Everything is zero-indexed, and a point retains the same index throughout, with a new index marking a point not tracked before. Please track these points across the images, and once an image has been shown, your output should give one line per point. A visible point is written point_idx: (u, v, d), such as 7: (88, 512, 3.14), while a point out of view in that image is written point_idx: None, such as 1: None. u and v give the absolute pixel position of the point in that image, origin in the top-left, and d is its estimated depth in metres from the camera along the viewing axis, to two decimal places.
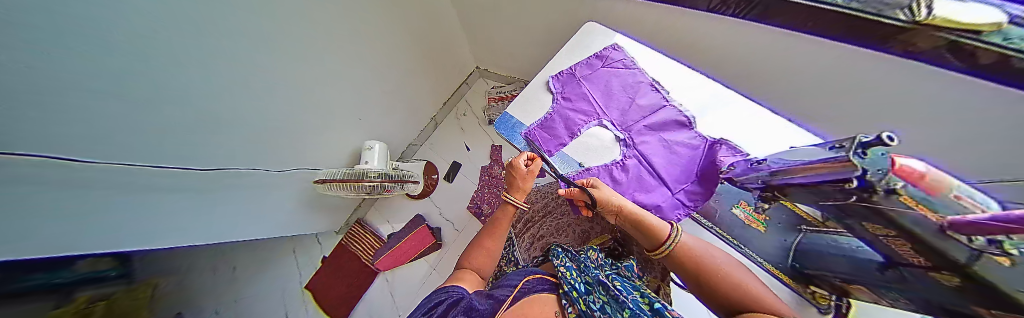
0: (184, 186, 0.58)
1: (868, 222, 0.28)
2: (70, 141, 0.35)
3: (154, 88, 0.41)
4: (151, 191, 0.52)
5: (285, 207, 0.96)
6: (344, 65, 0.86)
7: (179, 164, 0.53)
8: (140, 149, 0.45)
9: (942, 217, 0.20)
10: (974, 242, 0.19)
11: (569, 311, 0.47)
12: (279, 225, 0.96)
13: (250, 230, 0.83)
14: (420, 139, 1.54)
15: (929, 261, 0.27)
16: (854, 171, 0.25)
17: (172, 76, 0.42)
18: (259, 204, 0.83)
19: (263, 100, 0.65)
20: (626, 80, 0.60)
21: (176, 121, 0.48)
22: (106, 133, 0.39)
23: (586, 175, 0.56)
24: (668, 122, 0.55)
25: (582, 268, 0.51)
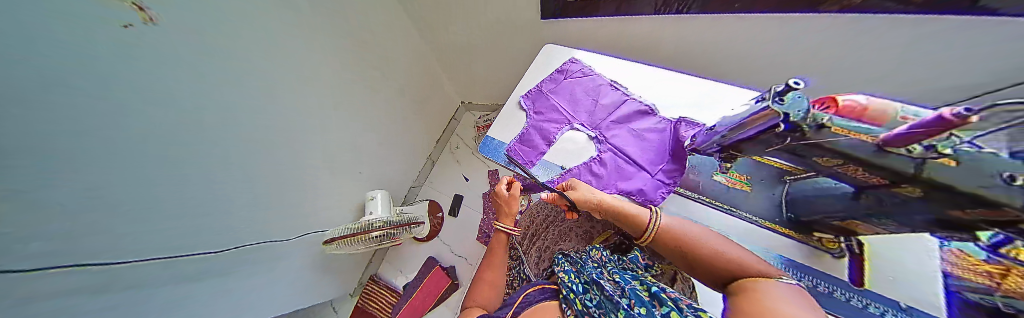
0: (187, 272, 0.59)
1: (812, 156, 0.31)
2: (55, 245, 0.36)
3: (138, 178, 0.43)
4: (151, 284, 0.52)
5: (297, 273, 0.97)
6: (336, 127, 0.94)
7: (186, 249, 0.56)
8: (134, 242, 0.46)
9: (876, 138, 0.23)
10: (907, 154, 0.21)
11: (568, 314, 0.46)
12: (290, 296, 0.95)
13: (260, 308, 0.81)
14: (420, 180, 1.59)
15: (885, 180, 0.28)
16: (779, 116, 0.29)
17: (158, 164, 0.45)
18: (269, 277, 0.83)
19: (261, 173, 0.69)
20: (586, 87, 0.67)
21: (169, 208, 0.50)
22: (93, 231, 0.40)
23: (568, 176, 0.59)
24: (633, 112, 0.60)
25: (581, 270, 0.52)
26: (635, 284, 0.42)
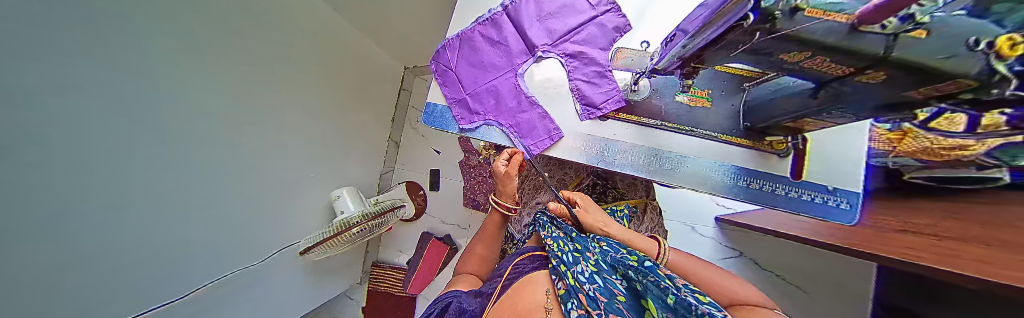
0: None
1: (783, 51, 0.27)
2: None
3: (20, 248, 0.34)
4: None
5: (291, 284, 0.97)
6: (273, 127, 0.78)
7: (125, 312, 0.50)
8: None
9: (849, 18, 0.20)
10: (880, 31, 0.20)
11: (558, 287, 0.39)
12: (294, 300, 0.99)
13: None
14: (389, 164, 1.52)
15: (851, 67, 0.25)
16: (749, 3, 0.23)
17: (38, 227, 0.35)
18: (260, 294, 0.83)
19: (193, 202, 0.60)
20: (544, 6, 0.54)
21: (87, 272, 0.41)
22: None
23: (537, 122, 0.52)
24: (590, 26, 0.52)
25: (571, 239, 0.49)
26: (625, 254, 0.40)
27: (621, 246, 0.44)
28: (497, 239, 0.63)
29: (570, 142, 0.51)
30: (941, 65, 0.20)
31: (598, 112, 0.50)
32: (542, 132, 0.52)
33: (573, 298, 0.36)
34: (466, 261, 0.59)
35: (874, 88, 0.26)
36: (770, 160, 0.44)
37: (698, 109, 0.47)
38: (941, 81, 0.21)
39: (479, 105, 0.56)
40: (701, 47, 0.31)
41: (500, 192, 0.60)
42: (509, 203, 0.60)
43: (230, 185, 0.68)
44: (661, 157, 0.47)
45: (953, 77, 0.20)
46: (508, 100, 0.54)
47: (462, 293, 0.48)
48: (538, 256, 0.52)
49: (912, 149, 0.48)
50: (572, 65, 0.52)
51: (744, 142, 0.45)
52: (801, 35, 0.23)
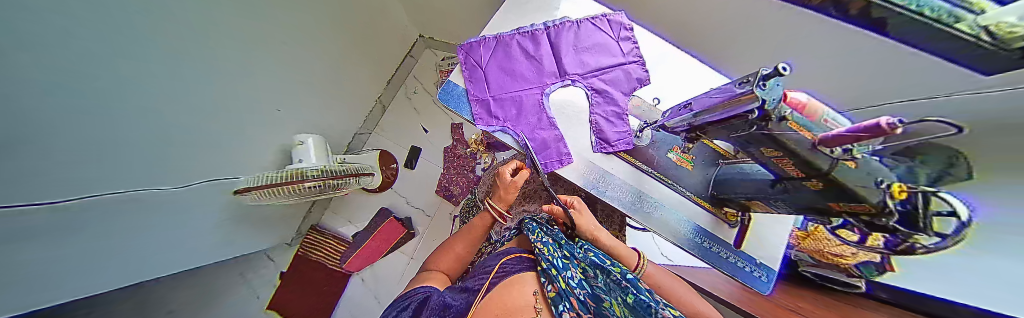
0: (102, 216, 0.46)
1: (764, 146, 0.33)
2: None
3: (32, 90, 0.31)
4: (67, 230, 0.41)
5: (217, 226, 0.82)
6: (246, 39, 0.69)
7: (94, 191, 0.44)
8: (29, 181, 0.34)
9: (814, 136, 0.26)
10: (828, 151, 0.26)
11: (549, 289, 0.48)
12: (217, 245, 0.85)
13: (183, 261, 0.71)
14: (367, 126, 1.42)
15: (805, 172, 0.32)
16: (756, 103, 0.28)
17: (48, 70, 0.32)
18: (187, 228, 0.70)
19: (162, 98, 0.52)
20: (581, 40, 0.61)
21: (50, 139, 0.35)
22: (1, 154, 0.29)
23: (552, 143, 0.57)
24: (616, 68, 0.59)
25: (559, 245, 0.57)
26: (609, 264, 0.48)
27: (604, 256, 0.53)
28: (480, 237, 0.66)
29: (574, 165, 0.56)
30: (859, 191, 0.27)
31: (609, 145, 0.55)
32: (555, 153, 0.57)
33: (564, 301, 0.46)
34: (440, 257, 0.62)
35: (808, 191, 0.33)
36: (721, 226, 0.53)
37: (681, 168, 0.54)
38: (851, 198, 0.28)
39: (500, 111, 0.59)
40: (710, 122, 0.38)
41: (497, 197, 0.64)
42: (502, 208, 0.64)
43: (193, 90, 0.58)
44: (646, 200, 0.53)
45: (865, 200, 0.27)
46: (534, 113, 0.58)
47: (440, 290, 0.51)
48: (526, 258, 0.59)
49: (811, 248, 0.61)
50: (596, 100, 0.58)
51: (706, 205, 0.54)
52: (783, 136, 0.29)
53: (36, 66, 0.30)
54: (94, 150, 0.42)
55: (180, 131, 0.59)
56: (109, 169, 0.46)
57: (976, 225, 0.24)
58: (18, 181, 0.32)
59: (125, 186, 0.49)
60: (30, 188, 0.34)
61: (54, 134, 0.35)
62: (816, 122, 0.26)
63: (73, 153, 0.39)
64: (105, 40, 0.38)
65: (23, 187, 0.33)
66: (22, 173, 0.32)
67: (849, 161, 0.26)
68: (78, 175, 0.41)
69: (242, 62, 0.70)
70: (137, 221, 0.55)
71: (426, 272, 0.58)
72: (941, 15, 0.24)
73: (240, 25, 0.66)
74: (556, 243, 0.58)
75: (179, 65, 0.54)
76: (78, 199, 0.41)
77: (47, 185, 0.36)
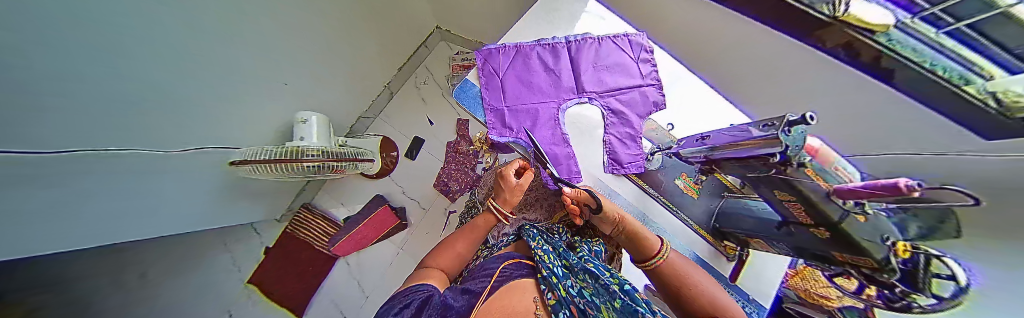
0: (79, 172, 0.44)
1: (777, 188, 0.34)
2: None
3: (43, 43, 0.30)
4: (45, 183, 0.39)
5: (206, 195, 0.80)
6: (267, 12, 0.69)
7: (80, 145, 0.42)
8: (25, 133, 0.33)
9: (829, 186, 0.27)
10: (841, 203, 0.27)
11: (550, 297, 0.51)
12: (202, 215, 0.82)
13: (161, 226, 0.68)
14: (372, 110, 1.40)
15: (814, 221, 0.32)
16: (779, 148, 0.29)
17: (64, 25, 0.31)
18: (171, 194, 0.67)
19: (172, 61, 0.51)
20: (601, 56, 0.61)
21: (54, 93, 0.34)
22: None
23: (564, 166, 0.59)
24: (633, 90, 0.60)
25: (558, 253, 0.60)
26: (608, 278, 0.48)
27: (603, 268, 0.53)
28: (480, 237, 0.66)
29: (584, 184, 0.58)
30: (866, 246, 0.27)
31: (621, 165, 0.59)
32: (565, 170, 0.60)
33: (564, 309, 0.48)
34: (440, 255, 0.61)
35: (814, 239, 0.34)
36: (716, 257, 0.55)
37: (687, 195, 0.56)
38: (857, 250, 0.29)
39: (514, 121, 0.61)
40: (726, 158, 0.39)
41: (503, 200, 0.64)
42: (507, 210, 0.65)
43: (204, 57, 0.57)
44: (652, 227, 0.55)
45: (872, 254, 0.27)
46: (549, 128, 0.61)
47: (441, 290, 0.52)
48: (525, 264, 0.61)
49: None
50: (611, 121, 0.60)
51: (705, 235, 0.56)
52: (799, 183, 0.29)
53: (54, 21, 0.30)
54: (101, 101, 0.41)
55: (184, 96, 0.57)
56: (107, 127, 0.44)
57: (972, 294, 0.22)
58: (16, 124, 0.31)
59: (115, 144, 0.47)
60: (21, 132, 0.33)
61: (60, 89, 0.35)
62: (829, 169, 0.26)
63: (74, 109, 0.38)
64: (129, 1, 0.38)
65: (15, 136, 0.32)
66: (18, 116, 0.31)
67: (859, 215, 0.27)
68: (75, 124, 0.39)
69: (257, 30, 0.68)
70: (118, 180, 0.52)
71: (424, 269, 0.58)
72: (950, 77, 0.24)
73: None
74: (555, 251, 0.61)
75: (199, 31, 0.53)
76: (61, 152, 0.39)
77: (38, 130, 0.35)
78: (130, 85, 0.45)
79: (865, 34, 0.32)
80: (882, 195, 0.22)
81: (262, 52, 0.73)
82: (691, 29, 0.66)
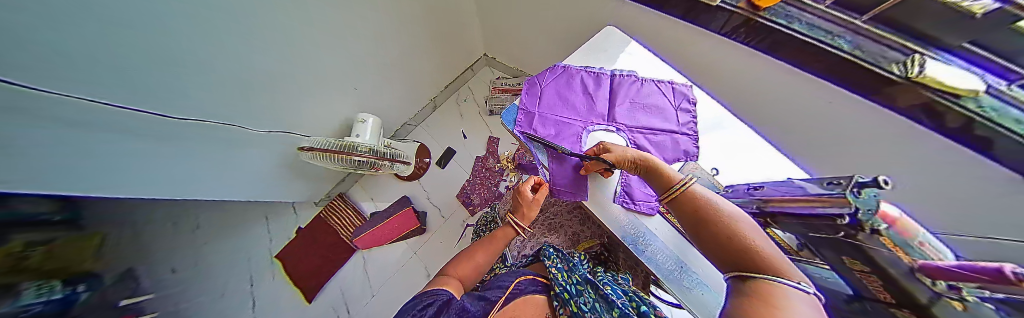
0: (132, 128, 0.52)
1: (846, 254, 0.31)
2: (38, 67, 0.31)
3: (122, 28, 0.37)
4: (89, 132, 0.45)
5: (254, 168, 0.93)
6: (343, 32, 0.84)
7: (145, 108, 0.50)
8: (88, 89, 0.39)
9: (911, 260, 0.24)
10: (934, 286, 0.23)
11: (563, 312, 0.52)
12: (245, 187, 0.94)
13: (201, 188, 0.78)
14: (416, 119, 1.55)
15: (894, 299, 0.28)
16: (848, 208, 0.28)
17: (145, 17, 0.39)
18: (218, 161, 0.78)
19: (245, 56, 0.62)
20: (639, 94, 0.65)
21: (125, 65, 0.42)
22: (67, 66, 0.34)
23: (582, 184, 0.59)
24: (668, 130, 0.62)
25: (570, 268, 0.57)
26: (625, 299, 0.47)
27: (619, 290, 0.51)
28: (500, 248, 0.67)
29: (614, 213, 0.57)
30: None
31: (636, 198, 0.56)
32: (572, 185, 0.59)
33: None
34: (458, 265, 0.61)
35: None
36: None
37: None
38: None
39: (540, 127, 0.62)
40: (784, 212, 0.38)
41: (520, 214, 0.67)
42: (524, 225, 0.66)
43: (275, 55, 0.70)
44: (687, 273, 0.51)
45: None
46: (570, 144, 0.61)
47: (459, 297, 0.52)
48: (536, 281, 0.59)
49: None
50: None
51: None
52: (878, 253, 0.27)
53: (134, 12, 0.37)
54: (206, 48, 0.53)
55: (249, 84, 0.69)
56: (171, 95, 0.53)
57: None
58: (81, 81, 0.38)
59: (172, 111, 0.56)
60: (131, 60, 0.42)
61: (132, 62, 0.42)
62: (911, 242, 0.24)
63: (146, 80, 0.47)
64: (213, 9, 0.48)
65: (74, 89, 0.37)
66: (142, 45, 0.42)
67: (953, 301, 0.22)
68: (182, 66, 0.51)
69: (344, 37, 0.86)
70: (166, 141, 0.61)
71: (442, 275, 0.58)
72: None
73: (359, 11, 0.84)
74: (569, 267, 0.58)
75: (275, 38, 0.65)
76: (116, 108, 0.45)
77: (156, 54, 0.45)
78: (203, 64, 0.55)
79: (949, 98, 0.27)
80: (974, 283, 0.19)
81: (337, 57, 0.89)
82: (741, 82, 0.60)
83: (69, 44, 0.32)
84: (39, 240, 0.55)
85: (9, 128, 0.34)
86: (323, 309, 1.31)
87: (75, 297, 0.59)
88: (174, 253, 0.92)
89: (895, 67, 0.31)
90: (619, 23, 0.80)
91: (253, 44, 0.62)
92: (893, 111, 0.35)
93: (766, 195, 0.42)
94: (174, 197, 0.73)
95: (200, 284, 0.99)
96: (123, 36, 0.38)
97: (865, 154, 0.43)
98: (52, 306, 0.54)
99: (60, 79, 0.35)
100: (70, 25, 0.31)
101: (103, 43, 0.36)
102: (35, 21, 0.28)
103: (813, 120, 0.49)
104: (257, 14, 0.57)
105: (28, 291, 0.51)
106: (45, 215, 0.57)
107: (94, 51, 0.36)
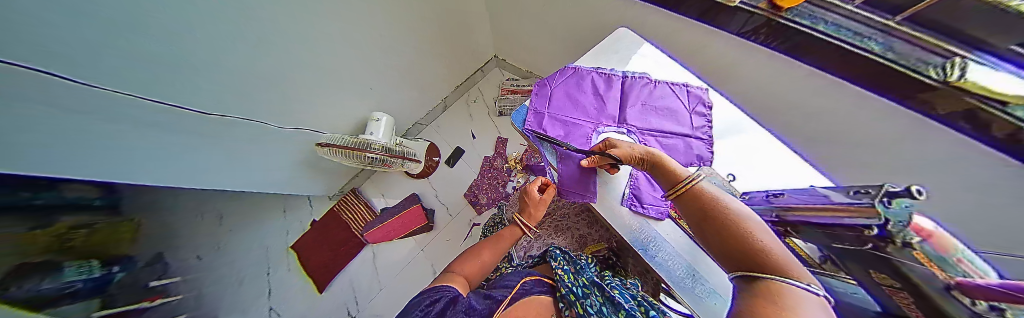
0: (162, 120, 0.55)
1: (873, 267, 0.30)
2: (75, 60, 0.34)
3: (152, 25, 0.39)
4: (122, 123, 0.48)
5: (273, 162, 0.98)
6: (359, 33, 0.87)
7: (173, 102, 0.53)
8: (121, 82, 0.42)
9: (948, 277, 0.23)
10: (973, 306, 0.22)
11: (567, 313, 0.52)
12: (263, 179, 0.99)
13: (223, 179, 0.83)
14: (427, 118, 1.59)
15: (926, 317, 0.26)
16: (877, 219, 0.26)
17: (174, 15, 0.41)
18: (240, 154, 0.83)
19: (266, 54, 0.66)
20: (651, 97, 0.64)
21: (155, 60, 0.44)
22: (102, 59, 0.37)
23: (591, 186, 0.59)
24: (681, 134, 0.60)
25: (577, 271, 0.57)
26: (633, 304, 0.47)
27: (627, 294, 0.51)
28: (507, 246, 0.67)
29: (623, 216, 0.57)
30: None
31: (646, 202, 0.56)
32: (580, 186, 0.59)
33: None
34: (466, 263, 0.62)
35: None
36: None
37: None
38: None
39: (549, 127, 0.62)
40: (804, 220, 0.36)
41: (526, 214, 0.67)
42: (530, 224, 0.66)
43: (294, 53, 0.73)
44: (698, 280, 0.50)
45: None
46: (579, 145, 0.60)
47: (465, 294, 0.53)
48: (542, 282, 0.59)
49: None
50: None
51: None
52: (912, 269, 0.26)
53: (165, 10, 0.39)
54: (221, 47, 0.54)
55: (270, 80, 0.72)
56: (196, 90, 0.57)
57: None
58: (115, 74, 0.40)
59: (198, 105, 0.59)
60: (161, 56, 0.45)
61: (161, 58, 0.45)
62: (948, 258, 0.22)
63: (175, 75, 0.50)
64: (237, 9, 0.50)
65: (109, 81, 0.40)
66: (171, 42, 0.44)
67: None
68: (208, 63, 0.54)
69: (361, 38, 0.90)
70: (192, 133, 0.65)
71: (450, 272, 0.59)
72: None
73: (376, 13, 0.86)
74: (576, 270, 0.58)
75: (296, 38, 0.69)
76: (148, 101, 0.49)
77: (173, 52, 0.47)
78: (227, 61, 0.58)
79: (996, 105, 0.25)
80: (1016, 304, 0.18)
81: (353, 57, 0.93)
82: (760, 84, 0.59)
83: (104, 39, 0.35)
84: (82, 223, 0.62)
85: (51, 116, 0.37)
86: (333, 300, 1.36)
87: (110, 276, 0.66)
88: (199, 239, 0.98)
89: (933, 71, 0.30)
90: (633, 23, 0.79)
91: (278, 42, 0.66)
92: (931, 119, 0.33)
93: (785, 202, 0.40)
94: (199, 188, 0.78)
95: (221, 270, 1.05)
96: (154, 32, 0.41)
97: (889, 159, 0.42)
98: (91, 284, 0.60)
99: (95, 71, 0.37)
100: (104, 20, 0.33)
101: (136, 39, 0.39)
102: (74, 16, 0.30)
103: (837, 123, 0.48)
104: (279, 14, 0.60)
105: (71, 269, 0.57)
106: (87, 200, 0.64)
107: (127, 46, 0.38)
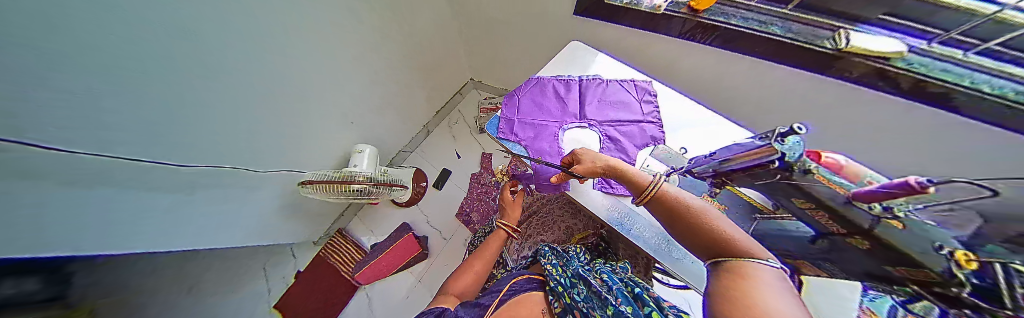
0: (145, 183, 0.55)
1: (794, 196, 0.35)
2: (61, 130, 0.35)
3: (143, 90, 0.42)
4: (101, 188, 0.48)
5: (255, 214, 0.94)
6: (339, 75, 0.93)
7: (170, 161, 0.55)
8: (109, 147, 0.43)
9: (846, 191, 0.28)
10: (873, 210, 0.26)
11: (557, 307, 0.51)
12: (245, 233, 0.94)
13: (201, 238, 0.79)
14: (411, 146, 1.62)
15: (844, 228, 0.31)
16: (776, 154, 0.31)
17: (164, 80, 0.44)
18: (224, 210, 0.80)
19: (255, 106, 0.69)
20: (605, 93, 0.72)
21: (144, 123, 0.46)
22: (87, 126, 0.38)
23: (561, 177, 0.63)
24: (635, 120, 0.68)
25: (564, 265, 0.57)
26: (621, 285, 0.47)
27: (615, 278, 0.51)
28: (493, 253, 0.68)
29: (597, 199, 0.60)
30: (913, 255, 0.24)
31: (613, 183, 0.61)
32: (555, 179, 0.64)
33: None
34: (456, 281, 0.61)
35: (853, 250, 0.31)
36: None
37: None
38: (899, 258, 0.26)
39: (519, 132, 0.68)
40: (732, 169, 0.41)
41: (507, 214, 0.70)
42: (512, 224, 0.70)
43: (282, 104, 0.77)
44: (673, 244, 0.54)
45: (922, 267, 0.24)
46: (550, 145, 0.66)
47: (455, 309, 0.52)
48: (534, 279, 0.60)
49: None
50: (607, 146, 0.66)
51: None
52: (817, 190, 0.31)
53: (155, 76, 0.42)
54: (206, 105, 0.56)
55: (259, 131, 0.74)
56: (193, 149, 0.58)
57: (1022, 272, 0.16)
58: (102, 140, 0.42)
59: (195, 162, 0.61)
60: (152, 119, 0.47)
61: (151, 120, 0.47)
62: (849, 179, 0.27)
63: (167, 137, 0.51)
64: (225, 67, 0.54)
65: (95, 148, 0.41)
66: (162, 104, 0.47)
67: (893, 221, 0.25)
68: (201, 121, 0.57)
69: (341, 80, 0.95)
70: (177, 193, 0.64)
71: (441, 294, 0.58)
72: (1003, 93, 0.26)
73: (353, 55, 0.93)
74: (563, 264, 0.58)
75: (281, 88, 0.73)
76: (145, 163, 0.50)
77: (167, 115, 0.49)
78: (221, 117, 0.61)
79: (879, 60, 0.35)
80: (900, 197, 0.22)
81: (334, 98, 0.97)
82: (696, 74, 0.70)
83: (91, 107, 0.37)
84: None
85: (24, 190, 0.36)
86: None
87: None
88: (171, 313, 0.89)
89: (827, 41, 0.40)
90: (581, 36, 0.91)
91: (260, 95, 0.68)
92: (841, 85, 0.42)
93: (716, 157, 0.46)
94: (178, 250, 0.74)
95: None
96: (143, 97, 0.43)
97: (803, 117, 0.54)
98: None
99: (79, 139, 0.38)
100: (92, 90, 0.35)
101: (125, 104, 0.41)
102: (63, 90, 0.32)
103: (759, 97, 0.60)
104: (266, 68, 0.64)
105: None
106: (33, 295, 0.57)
107: (115, 112, 0.40)
